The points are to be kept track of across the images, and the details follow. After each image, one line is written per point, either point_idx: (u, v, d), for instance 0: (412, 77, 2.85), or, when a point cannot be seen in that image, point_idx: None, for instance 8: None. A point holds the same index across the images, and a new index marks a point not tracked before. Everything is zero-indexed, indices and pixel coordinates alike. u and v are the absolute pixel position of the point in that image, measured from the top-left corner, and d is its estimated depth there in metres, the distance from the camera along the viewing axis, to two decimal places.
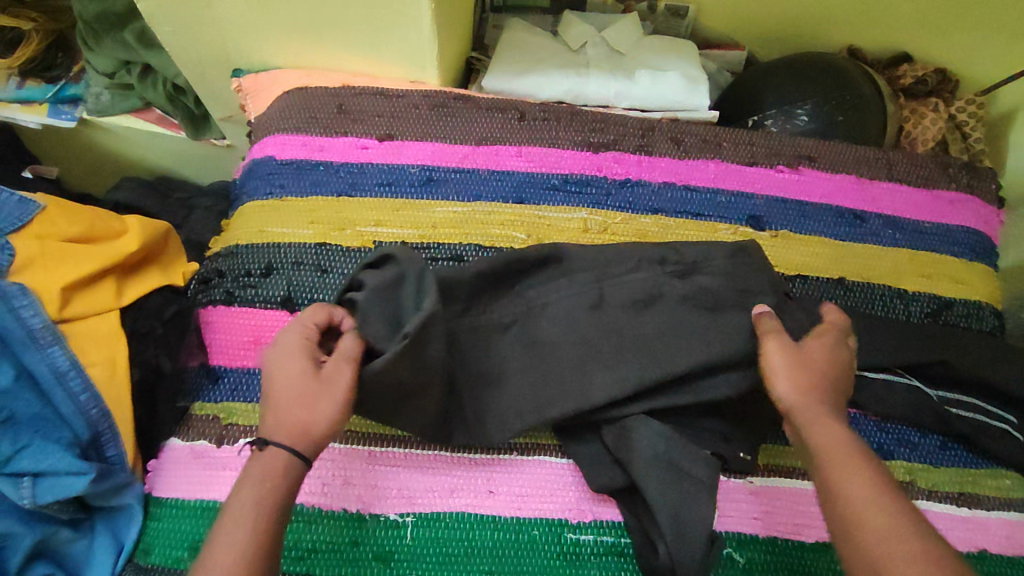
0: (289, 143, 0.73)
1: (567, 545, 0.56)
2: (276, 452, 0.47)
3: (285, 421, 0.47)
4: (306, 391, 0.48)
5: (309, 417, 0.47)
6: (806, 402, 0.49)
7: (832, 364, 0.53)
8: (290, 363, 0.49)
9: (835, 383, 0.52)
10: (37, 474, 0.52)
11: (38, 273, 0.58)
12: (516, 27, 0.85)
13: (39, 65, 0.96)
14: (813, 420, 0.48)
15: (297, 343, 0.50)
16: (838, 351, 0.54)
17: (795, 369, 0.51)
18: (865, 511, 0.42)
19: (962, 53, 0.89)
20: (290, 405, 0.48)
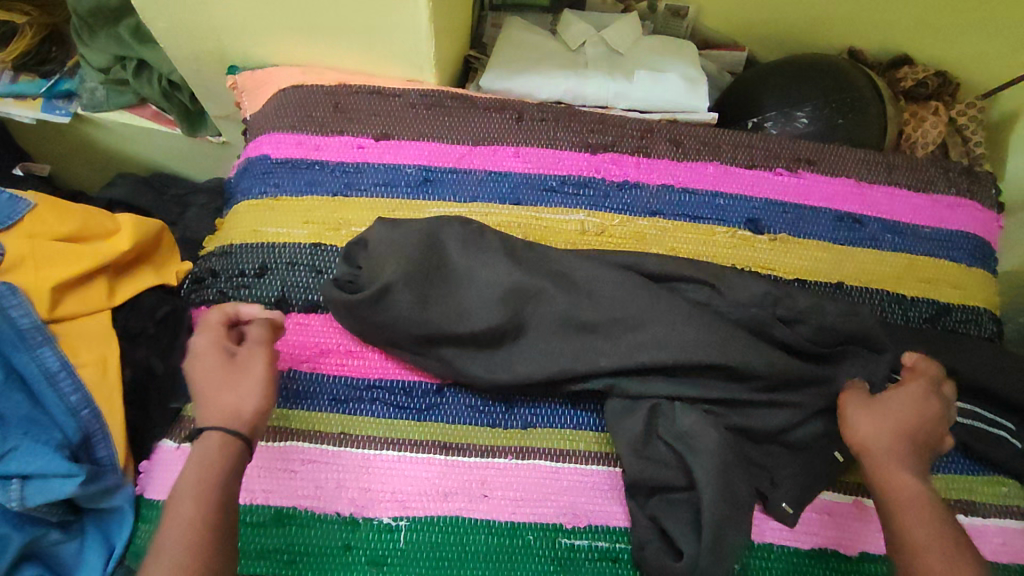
0: (284, 142, 0.73)
1: (561, 550, 0.56)
2: (212, 436, 0.49)
3: (210, 410, 0.50)
4: (226, 378, 0.51)
5: (238, 400, 0.51)
6: (883, 449, 0.51)
7: (911, 409, 0.52)
8: (205, 358, 0.52)
9: (914, 433, 0.51)
10: (26, 476, 0.51)
11: (28, 273, 0.57)
12: (515, 25, 0.85)
13: (32, 59, 0.95)
14: (889, 468, 0.50)
15: (205, 342, 0.53)
16: (926, 400, 0.53)
17: (875, 421, 0.52)
18: (925, 557, 0.46)
19: (963, 56, 0.88)
20: (216, 392, 0.51)
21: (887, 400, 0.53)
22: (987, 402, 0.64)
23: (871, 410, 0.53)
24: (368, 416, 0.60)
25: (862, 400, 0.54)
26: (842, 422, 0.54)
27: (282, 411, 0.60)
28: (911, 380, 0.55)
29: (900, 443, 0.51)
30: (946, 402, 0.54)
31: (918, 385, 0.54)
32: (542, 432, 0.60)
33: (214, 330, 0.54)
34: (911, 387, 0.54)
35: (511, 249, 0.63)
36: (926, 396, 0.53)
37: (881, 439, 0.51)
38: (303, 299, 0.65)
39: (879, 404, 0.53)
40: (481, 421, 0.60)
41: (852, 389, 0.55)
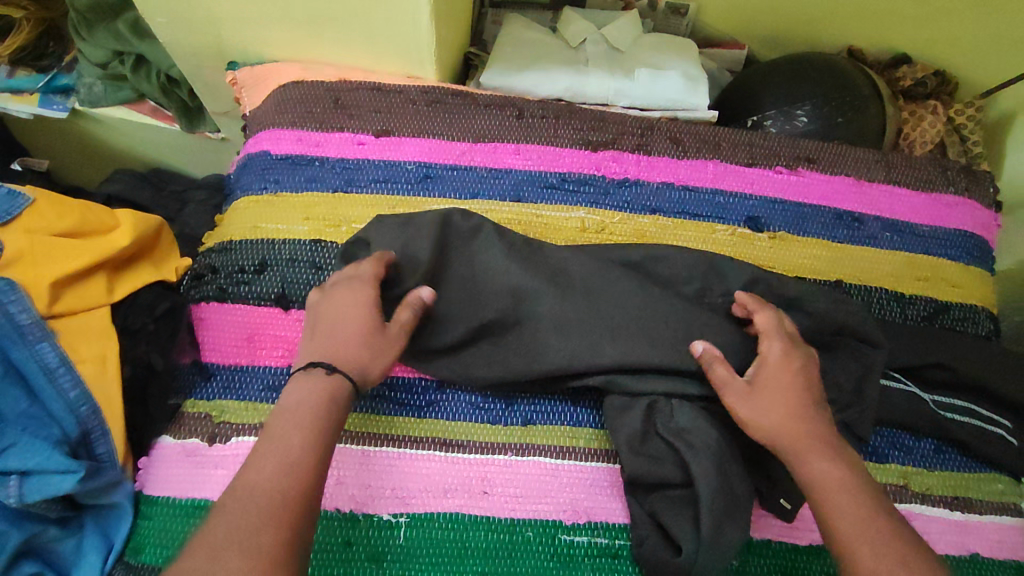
0: (284, 138, 0.73)
1: (561, 547, 0.56)
2: (342, 384, 0.51)
3: (348, 354, 0.52)
4: (372, 341, 0.53)
5: (370, 364, 0.53)
6: (791, 437, 0.50)
7: (788, 381, 0.53)
8: (363, 314, 0.54)
9: (804, 404, 0.52)
10: (24, 472, 0.51)
11: (28, 268, 0.57)
12: (516, 23, 0.84)
13: (29, 55, 0.94)
14: (804, 457, 0.49)
15: (361, 290, 0.55)
16: (789, 359, 0.54)
17: (765, 411, 0.52)
18: (857, 547, 0.44)
19: (962, 56, 0.88)
20: (356, 349, 0.53)
21: (762, 380, 0.53)
22: (985, 400, 0.64)
23: (753, 401, 0.52)
24: (369, 413, 0.60)
25: (740, 392, 0.53)
26: (739, 423, 0.52)
27: None
28: (764, 345, 0.55)
29: (800, 423, 0.51)
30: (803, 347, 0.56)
31: (775, 350, 0.54)
32: (542, 429, 0.60)
33: (370, 283, 0.56)
34: (769, 357, 0.54)
35: (511, 247, 0.63)
36: (788, 357, 0.54)
37: (778, 425, 0.51)
38: (303, 295, 0.65)
39: (758, 387, 0.53)
40: (482, 418, 0.60)
41: (722, 389, 0.54)
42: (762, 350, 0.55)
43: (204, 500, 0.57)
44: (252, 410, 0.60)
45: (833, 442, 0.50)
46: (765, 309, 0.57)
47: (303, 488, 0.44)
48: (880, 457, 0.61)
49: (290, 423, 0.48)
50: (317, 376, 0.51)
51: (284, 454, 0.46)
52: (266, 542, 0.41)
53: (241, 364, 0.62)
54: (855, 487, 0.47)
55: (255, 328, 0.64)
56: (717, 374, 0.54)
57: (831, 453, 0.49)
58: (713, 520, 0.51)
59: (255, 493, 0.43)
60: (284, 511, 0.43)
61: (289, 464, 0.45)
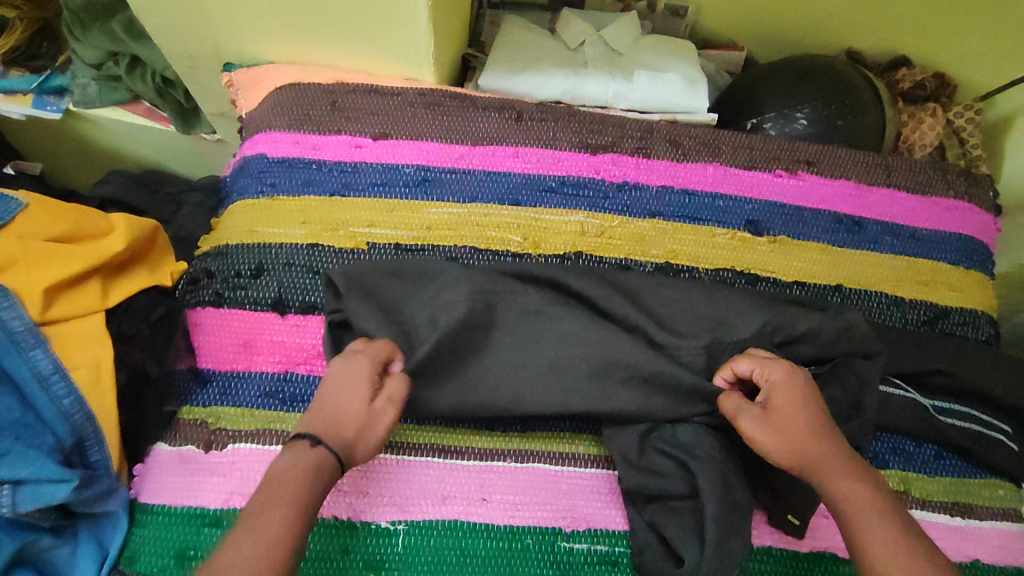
0: (281, 141, 0.72)
1: (561, 554, 0.56)
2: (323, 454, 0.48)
3: (340, 427, 0.50)
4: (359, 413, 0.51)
5: (357, 438, 0.50)
6: (813, 453, 0.49)
7: (798, 401, 0.52)
8: (355, 385, 0.52)
9: (821, 424, 0.51)
10: (16, 481, 0.50)
11: (20, 274, 0.57)
12: (514, 24, 0.84)
13: (21, 55, 0.93)
14: (827, 473, 0.48)
15: (360, 363, 0.53)
16: (794, 378, 0.53)
17: (784, 431, 0.50)
18: (884, 564, 0.44)
19: (962, 58, 0.88)
20: (343, 420, 0.50)
21: (775, 404, 0.52)
22: (986, 405, 0.64)
23: (772, 428, 0.51)
24: None
25: (758, 416, 0.51)
26: (761, 451, 0.51)
27: (281, 413, 0.60)
28: (765, 371, 0.54)
29: (822, 441, 0.50)
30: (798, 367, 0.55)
31: (778, 373, 0.53)
32: (541, 435, 0.60)
33: (372, 357, 0.54)
34: (774, 381, 0.53)
35: None
36: (793, 378, 0.53)
37: (800, 445, 0.50)
38: (300, 301, 0.64)
39: (774, 412, 0.51)
40: (480, 425, 0.60)
41: (741, 417, 0.52)
42: (766, 377, 0.53)
43: (201, 508, 0.56)
44: (249, 416, 0.60)
45: (852, 456, 0.50)
46: (745, 351, 0.56)
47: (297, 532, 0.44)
48: (881, 463, 0.61)
49: (279, 492, 0.45)
50: (300, 448, 0.48)
51: (263, 528, 0.43)
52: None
53: (238, 370, 0.62)
54: (878, 501, 0.47)
55: (252, 334, 0.63)
56: (732, 405, 0.53)
57: (855, 469, 0.49)
58: (715, 528, 0.50)
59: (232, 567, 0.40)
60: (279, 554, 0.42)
61: (268, 538, 0.42)
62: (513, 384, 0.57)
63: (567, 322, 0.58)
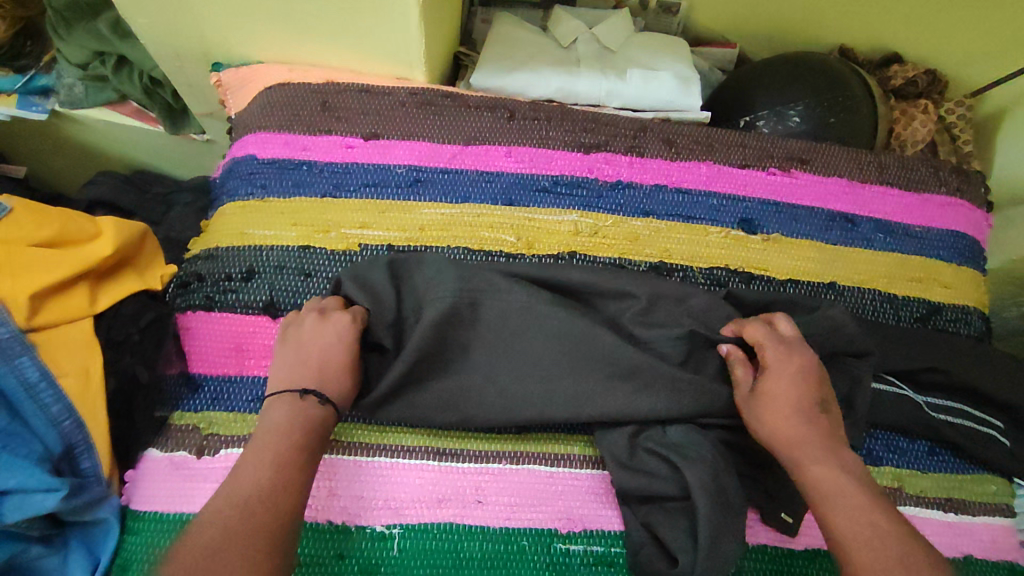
0: (271, 142, 0.71)
1: (556, 555, 0.56)
2: (329, 413, 0.52)
3: (335, 383, 0.53)
4: (350, 370, 0.54)
5: (350, 393, 0.54)
6: (784, 442, 0.51)
7: (787, 387, 0.52)
8: (342, 347, 0.54)
9: (803, 410, 0.51)
10: (4, 492, 0.49)
11: (5, 281, 0.56)
12: (505, 23, 0.83)
13: (7, 53, 0.91)
14: (800, 462, 0.50)
15: (350, 325, 0.55)
16: (785, 363, 0.53)
17: (761, 416, 0.52)
18: (854, 549, 0.45)
19: (953, 55, 0.88)
20: (339, 379, 0.53)
21: (762, 389, 0.53)
22: (977, 400, 0.64)
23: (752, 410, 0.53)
24: (364, 423, 0.59)
25: (747, 399, 0.54)
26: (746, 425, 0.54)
27: None
28: (761, 350, 0.54)
29: (795, 426, 0.51)
30: (802, 347, 0.54)
31: (772, 355, 0.53)
32: (537, 435, 0.60)
33: (357, 317, 0.56)
34: (766, 363, 0.53)
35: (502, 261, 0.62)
36: (784, 362, 0.53)
37: (771, 430, 0.52)
38: (292, 304, 0.63)
39: (760, 394, 0.53)
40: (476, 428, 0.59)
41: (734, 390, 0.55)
42: (761, 356, 0.54)
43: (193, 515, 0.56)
44: (242, 421, 0.59)
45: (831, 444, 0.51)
46: (756, 322, 0.56)
47: (282, 515, 0.45)
48: (875, 460, 0.61)
49: (281, 445, 0.48)
50: (308, 403, 0.51)
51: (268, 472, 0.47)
52: (254, 545, 0.42)
53: (229, 375, 0.61)
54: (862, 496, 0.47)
55: (243, 337, 0.62)
56: (735, 376, 0.55)
57: (827, 455, 0.50)
58: (710, 533, 0.50)
59: (251, 500, 0.45)
60: (266, 534, 0.43)
61: (282, 479, 0.47)
62: (506, 386, 0.56)
63: (562, 323, 0.57)
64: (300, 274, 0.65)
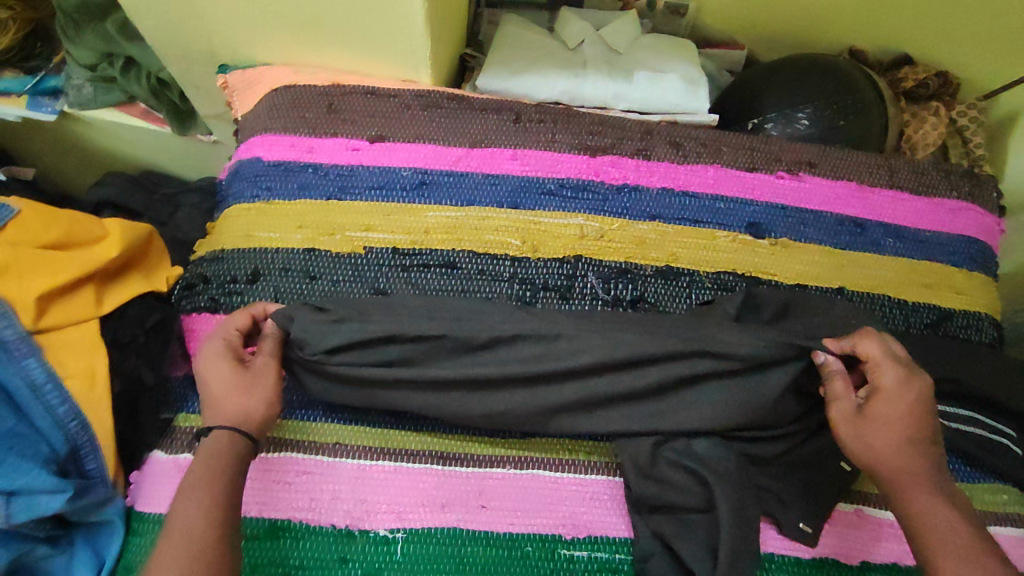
0: (277, 144, 0.71)
1: (561, 562, 0.55)
2: (220, 434, 0.51)
3: (222, 403, 0.52)
4: (231, 383, 0.53)
5: (246, 403, 0.52)
6: (899, 471, 0.49)
7: (902, 415, 0.50)
8: (212, 367, 0.54)
9: (914, 439, 0.49)
10: (10, 492, 0.49)
11: (12, 282, 0.56)
12: (513, 24, 0.83)
13: (16, 56, 0.92)
14: (906, 492, 0.49)
15: (213, 349, 0.55)
16: (905, 389, 0.50)
17: (871, 442, 0.49)
18: None
19: (965, 57, 0.87)
20: (224, 398, 0.52)
21: (872, 410, 0.50)
22: (988, 409, 0.64)
23: (861, 435, 0.50)
24: (367, 426, 0.59)
25: (852, 419, 0.50)
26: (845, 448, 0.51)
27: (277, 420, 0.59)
28: (881, 369, 0.51)
29: (911, 458, 0.49)
30: (919, 372, 0.51)
31: (893, 377, 0.50)
32: (542, 440, 0.59)
33: (232, 333, 0.56)
34: (884, 385, 0.50)
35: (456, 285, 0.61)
36: (905, 387, 0.50)
37: (881, 458, 0.49)
38: None
39: (869, 415, 0.50)
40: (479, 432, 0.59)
41: (834, 405, 0.52)
42: (878, 377, 0.51)
43: None
44: None
45: (937, 473, 0.50)
46: (870, 336, 0.53)
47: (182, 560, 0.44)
48: None
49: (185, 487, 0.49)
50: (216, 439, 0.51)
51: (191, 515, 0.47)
52: None
53: None
54: (937, 516, 0.48)
55: None
56: (833, 390, 0.52)
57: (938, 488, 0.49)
58: None
59: (157, 553, 0.45)
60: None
61: (181, 524, 0.46)
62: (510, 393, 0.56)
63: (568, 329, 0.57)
64: (305, 277, 0.65)
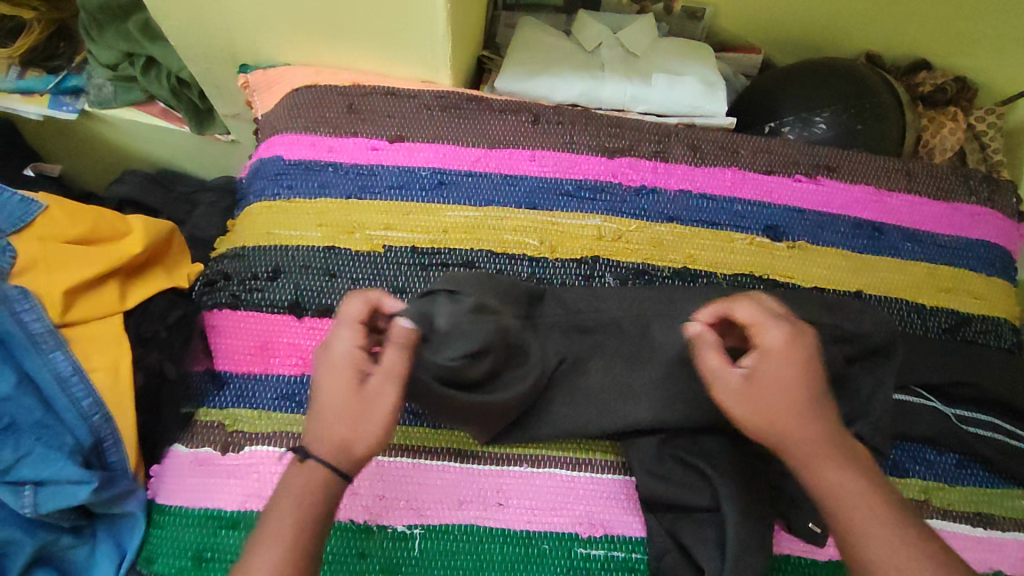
0: (297, 143, 0.72)
1: (577, 560, 0.56)
2: (318, 466, 0.46)
3: (330, 425, 0.46)
4: (348, 405, 0.46)
5: (352, 433, 0.46)
6: (802, 441, 0.47)
7: (794, 378, 0.48)
8: (332, 380, 0.47)
9: (807, 403, 0.47)
10: (38, 482, 0.51)
11: (40, 277, 0.57)
12: (530, 26, 0.83)
13: (39, 56, 0.94)
14: (812, 461, 0.46)
15: (336, 353, 0.48)
16: (791, 351, 0.48)
17: (760, 411, 0.47)
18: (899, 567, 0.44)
19: (985, 62, 0.87)
20: (333, 419, 0.46)
21: (755, 376, 0.48)
22: (1006, 414, 0.63)
23: (746, 401, 0.48)
24: None
25: (741, 391, 0.48)
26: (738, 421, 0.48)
27: (294, 416, 0.60)
28: (761, 332, 0.49)
29: (808, 425, 0.47)
30: (801, 326, 0.50)
31: (773, 338, 0.49)
32: (560, 439, 0.59)
33: (357, 328, 0.49)
34: (768, 348, 0.48)
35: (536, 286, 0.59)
36: (788, 349, 0.48)
37: (773, 423, 0.47)
38: (317, 303, 0.64)
39: (753, 381, 0.48)
40: None
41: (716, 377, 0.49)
42: (759, 336, 0.49)
43: (218, 510, 0.56)
44: (266, 419, 0.60)
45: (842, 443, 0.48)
46: (745, 299, 0.51)
47: None
48: (901, 471, 0.60)
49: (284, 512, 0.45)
50: (314, 467, 0.46)
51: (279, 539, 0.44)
52: None
53: (255, 373, 0.62)
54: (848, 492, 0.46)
55: (268, 336, 0.63)
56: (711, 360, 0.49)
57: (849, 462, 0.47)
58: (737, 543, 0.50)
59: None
60: None
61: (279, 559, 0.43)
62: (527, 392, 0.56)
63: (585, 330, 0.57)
64: (324, 276, 0.65)
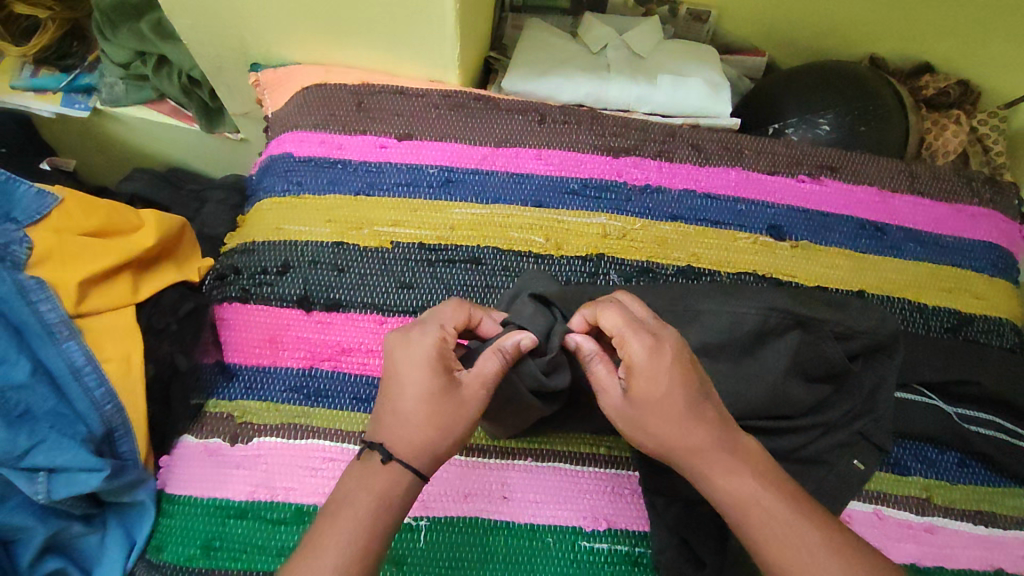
0: (307, 140, 0.73)
1: (580, 553, 0.56)
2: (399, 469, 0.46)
3: (416, 429, 0.47)
4: (434, 409, 0.47)
5: (437, 438, 0.47)
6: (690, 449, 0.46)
7: (673, 390, 0.46)
8: (418, 384, 0.47)
9: (691, 411, 0.46)
10: (52, 469, 0.52)
11: (55, 268, 0.58)
12: (537, 28, 0.84)
13: (51, 55, 0.95)
14: (708, 471, 0.46)
15: (424, 354, 0.48)
16: (659, 359, 0.47)
17: (645, 426, 0.47)
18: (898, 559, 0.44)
19: (989, 65, 0.87)
20: (416, 423, 0.47)
21: (632, 391, 0.47)
22: (1008, 413, 0.64)
23: (631, 420, 0.48)
24: None
25: (625, 409, 0.48)
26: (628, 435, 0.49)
27: (302, 409, 0.61)
28: (626, 344, 0.47)
29: (692, 434, 0.46)
30: (665, 330, 0.48)
31: (637, 348, 0.47)
32: (563, 434, 0.60)
33: (448, 330, 0.49)
34: (634, 360, 0.47)
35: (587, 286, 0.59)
36: (656, 357, 0.47)
37: (664, 441, 0.47)
38: (325, 298, 0.65)
39: (633, 397, 0.47)
40: None
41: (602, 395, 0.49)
42: (625, 350, 0.47)
43: (226, 500, 0.57)
44: (273, 411, 0.61)
45: (729, 438, 0.47)
46: (609, 306, 0.49)
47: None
48: (902, 469, 0.61)
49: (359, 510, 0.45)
50: (394, 469, 0.46)
51: (351, 539, 0.43)
52: None
53: (264, 366, 0.63)
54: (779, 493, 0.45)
55: (277, 329, 0.64)
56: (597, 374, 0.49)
57: (738, 455, 0.46)
58: None
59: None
60: None
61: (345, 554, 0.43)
62: None
63: None
64: (332, 270, 0.66)
